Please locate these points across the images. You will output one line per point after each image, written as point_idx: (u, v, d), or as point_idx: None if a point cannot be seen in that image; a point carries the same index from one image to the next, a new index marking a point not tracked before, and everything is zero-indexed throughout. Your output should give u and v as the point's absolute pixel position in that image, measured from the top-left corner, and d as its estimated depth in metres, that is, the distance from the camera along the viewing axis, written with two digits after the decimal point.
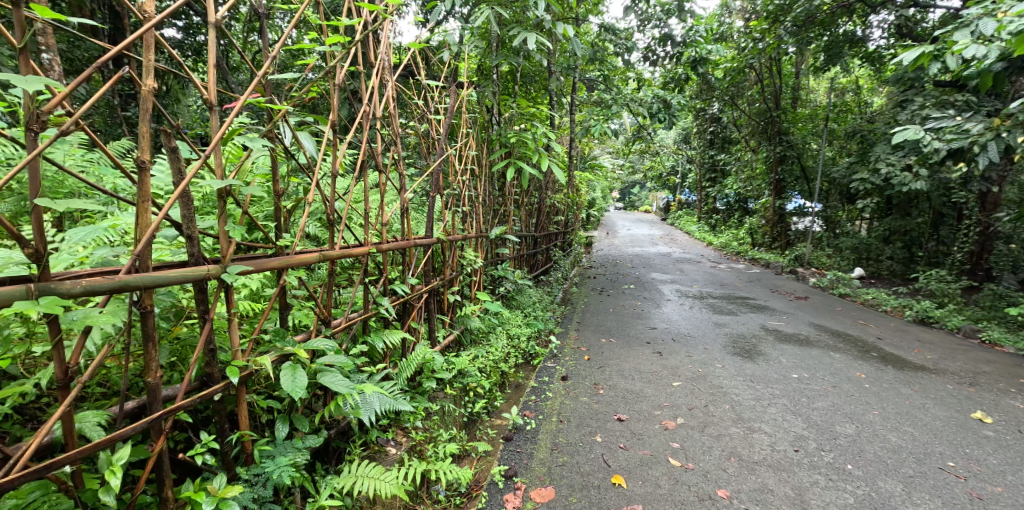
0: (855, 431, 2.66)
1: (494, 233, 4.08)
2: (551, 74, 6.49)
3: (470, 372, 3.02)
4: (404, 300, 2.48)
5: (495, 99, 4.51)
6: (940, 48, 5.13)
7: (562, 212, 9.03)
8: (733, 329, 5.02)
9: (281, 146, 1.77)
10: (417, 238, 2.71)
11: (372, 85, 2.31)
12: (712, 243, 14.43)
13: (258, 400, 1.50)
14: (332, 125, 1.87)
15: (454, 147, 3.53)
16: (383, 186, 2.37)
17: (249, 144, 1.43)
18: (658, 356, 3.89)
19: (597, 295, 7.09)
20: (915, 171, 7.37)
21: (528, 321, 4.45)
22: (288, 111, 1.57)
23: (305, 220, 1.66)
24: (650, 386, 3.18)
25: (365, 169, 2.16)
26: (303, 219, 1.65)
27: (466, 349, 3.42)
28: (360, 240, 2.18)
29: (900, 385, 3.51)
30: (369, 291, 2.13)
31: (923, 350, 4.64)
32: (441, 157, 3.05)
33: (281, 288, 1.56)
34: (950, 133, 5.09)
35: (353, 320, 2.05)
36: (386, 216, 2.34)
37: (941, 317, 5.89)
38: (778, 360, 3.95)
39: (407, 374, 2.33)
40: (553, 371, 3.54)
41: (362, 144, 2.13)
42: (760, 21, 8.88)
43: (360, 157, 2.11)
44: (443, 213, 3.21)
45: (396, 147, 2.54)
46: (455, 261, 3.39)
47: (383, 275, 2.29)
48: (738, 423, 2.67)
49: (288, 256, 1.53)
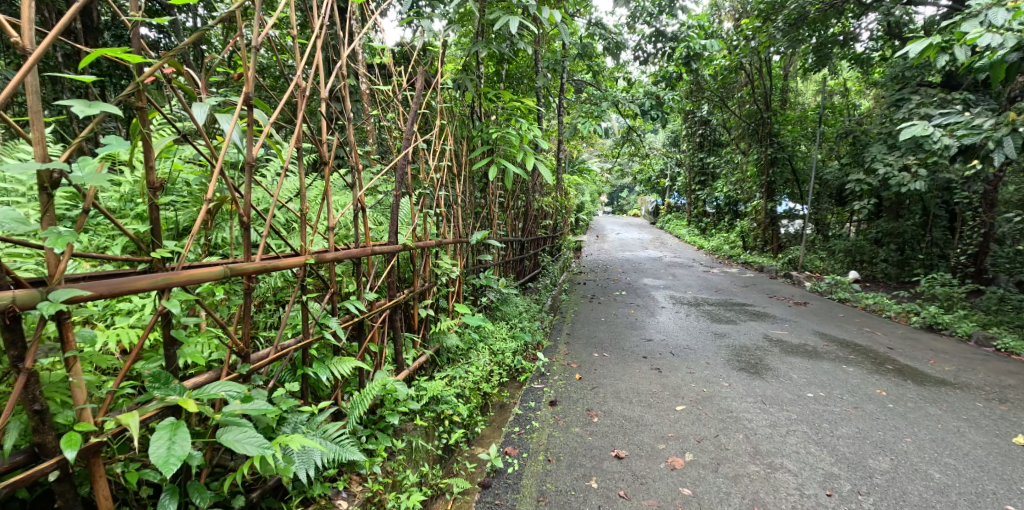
0: (892, 466, 2.30)
1: (475, 237, 3.67)
2: (537, 71, 6.13)
3: (445, 398, 2.62)
4: (359, 320, 2.07)
5: (475, 92, 4.12)
6: (947, 41, 4.84)
7: (550, 216, 8.68)
8: (735, 339, 4.66)
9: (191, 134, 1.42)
10: (378, 244, 2.29)
11: (314, 55, 1.85)
12: (703, 246, 14.12)
13: (127, 474, 1.15)
14: (245, 100, 1.45)
15: (425, 142, 3.13)
16: (329, 182, 1.93)
17: (81, 112, 1.00)
18: (657, 374, 3.49)
19: (587, 303, 6.69)
20: (914, 171, 7.03)
21: (513, 334, 4.05)
22: (155, 65, 1.13)
23: (201, 225, 1.29)
24: (651, 412, 2.78)
25: (303, 160, 1.73)
26: (197, 222, 1.26)
27: (440, 370, 3.01)
28: (297, 249, 1.76)
29: (927, 405, 3.16)
30: (310, 312, 1.73)
31: (939, 361, 4.30)
32: (409, 150, 2.65)
33: (162, 316, 1.19)
34: (961, 129, 4.79)
35: (288, 347, 1.67)
36: (333, 219, 1.93)
37: (950, 323, 5.58)
38: (789, 375, 3.58)
39: (360, 411, 1.92)
40: (540, 394, 3.12)
41: (299, 125, 1.69)
42: (751, 19, 8.61)
43: (297, 143, 1.69)
44: (413, 216, 2.81)
45: (348, 138, 2.10)
46: (428, 271, 2.98)
47: (329, 291, 1.88)
48: (756, 459, 2.28)
49: (167, 273, 1.18)
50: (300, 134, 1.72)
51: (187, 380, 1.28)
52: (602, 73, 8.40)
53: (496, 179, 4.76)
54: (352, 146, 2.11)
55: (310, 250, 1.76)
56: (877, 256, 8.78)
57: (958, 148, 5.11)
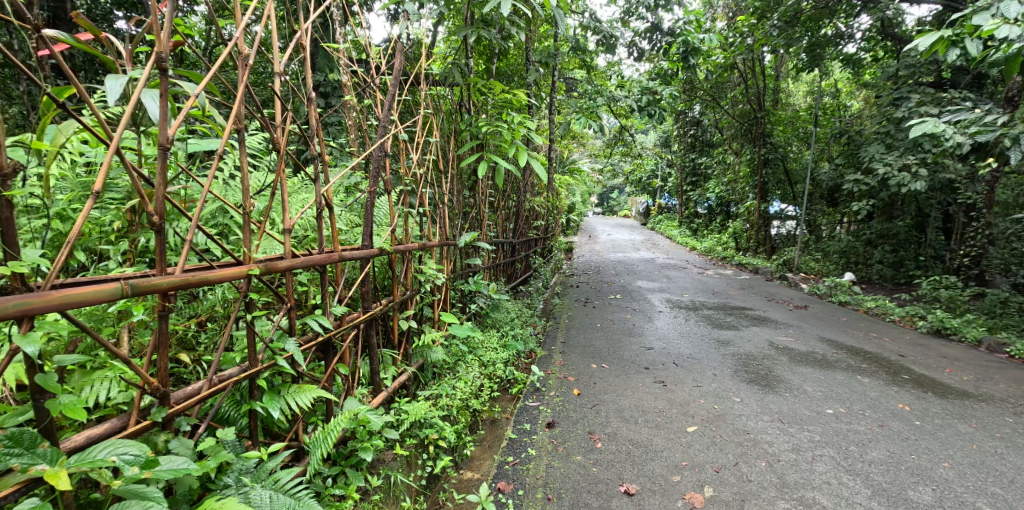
0: (936, 500, 2.08)
1: (463, 240, 3.36)
2: (527, 65, 5.83)
3: (430, 421, 2.32)
4: (323, 339, 1.74)
5: (462, 84, 3.81)
6: (958, 34, 4.60)
7: (540, 216, 8.38)
8: (740, 347, 4.39)
9: (95, 119, 1.14)
10: (346, 249, 1.95)
11: (264, 20, 1.54)
12: (695, 247, 13.90)
13: None
14: (156, 61, 1.15)
15: (406, 133, 2.78)
16: (282, 173, 1.60)
17: None
18: (661, 388, 3.21)
19: (581, 307, 6.39)
20: (914, 171, 6.75)
21: (504, 343, 3.75)
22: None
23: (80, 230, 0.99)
24: (659, 435, 2.50)
25: (244, 145, 1.41)
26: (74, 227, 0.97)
27: (425, 388, 2.71)
28: (240, 256, 1.43)
29: (956, 421, 2.92)
30: (256, 331, 1.44)
31: (955, 369, 4.09)
32: (383, 139, 2.31)
33: (15, 354, 0.91)
34: (972, 126, 4.59)
35: (229, 378, 1.39)
36: (289, 221, 1.61)
37: (959, 328, 5.38)
38: (802, 388, 3.32)
39: (323, 450, 1.60)
40: (535, 413, 2.82)
41: (242, 101, 1.37)
42: (747, 15, 8.39)
43: (237, 125, 1.39)
44: (392, 215, 2.46)
45: (307, 121, 1.75)
46: (410, 277, 2.66)
47: (283, 307, 1.57)
48: (784, 493, 2.06)
49: (31, 294, 0.92)
50: (241, 114, 1.41)
51: (64, 443, 1.02)
52: (595, 71, 8.12)
53: (487, 178, 4.44)
54: (312, 130, 1.77)
55: (256, 258, 1.43)
56: (872, 257, 8.57)
57: (970, 147, 4.89)
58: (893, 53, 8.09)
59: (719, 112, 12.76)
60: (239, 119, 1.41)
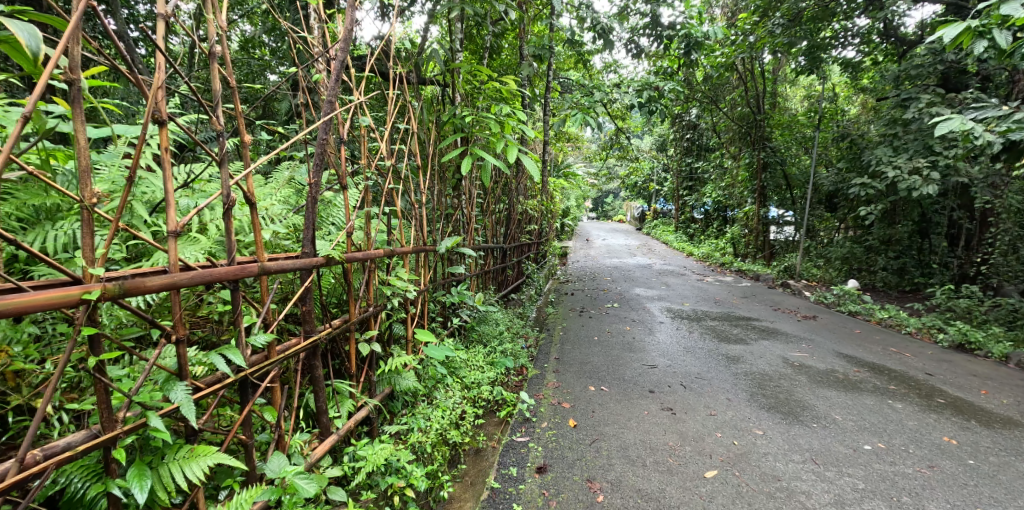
0: None
1: (443, 244, 2.88)
2: (519, 57, 5.38)
3: (395, 464, 1.89)
4: (236, 380, 1.31)
5: (444, 73, 3.39)
6: (986, 24, 4.20)
7: (534, 221, 7.91)
8: (753, 365, 3.96)
9: None
10: (277, 257, 1.49)
11: None
12: (693, 253, 13.52)
13: None
14: None
15: (367, 115, 2.26)
16: (164, 149, 1.17)
17: None
18: (670, 416, 2.79)
19: (576, 317, 5.98)
20: (925, 174, 6.30)
21: (491, 361, 3.32)
22: None
23: None
24: (673, 484, 2.12)
25: (77, 100, 0.99)
26: None
27: (393, 420, 2.27)
28: (83, 273, 1.00)
29: (1014, 460, 2.52)
30: (106, 381, 1.02)
31: (991, 391, 3.69)
32: (331, 116, 1.79)
33: None
34: (1002, 124, 4.21)
35: (62, 451, 0.98)
36: (175, 220, 1.18)
37: (983, 343, 4.99)
38: (831, 415, 2.91)
39: None
40: (524, 450, 2.39)
41: (70, 34, 0.97)
42: (749, 13, 7.98)
43: (66, 72, 0.98)
44: (348, 214, 2.01)
45: (211, 82, 1.33)
46: (374, 287, 2.20)
47: (165, 337, 1.15)
48: None
49: None
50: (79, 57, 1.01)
51: None
52: (591, 69, 7.67)
53: (473, 177, 3.99)
54: (214, 99, 1.34)
55: (101, 276, 1.00)
56: (876, 264, 8.21)
57: (998, 148, 4.48)
58: (895, 54, 7.73)
59: (717, 115, 12.36)
60: (76, 66, 1.01)
